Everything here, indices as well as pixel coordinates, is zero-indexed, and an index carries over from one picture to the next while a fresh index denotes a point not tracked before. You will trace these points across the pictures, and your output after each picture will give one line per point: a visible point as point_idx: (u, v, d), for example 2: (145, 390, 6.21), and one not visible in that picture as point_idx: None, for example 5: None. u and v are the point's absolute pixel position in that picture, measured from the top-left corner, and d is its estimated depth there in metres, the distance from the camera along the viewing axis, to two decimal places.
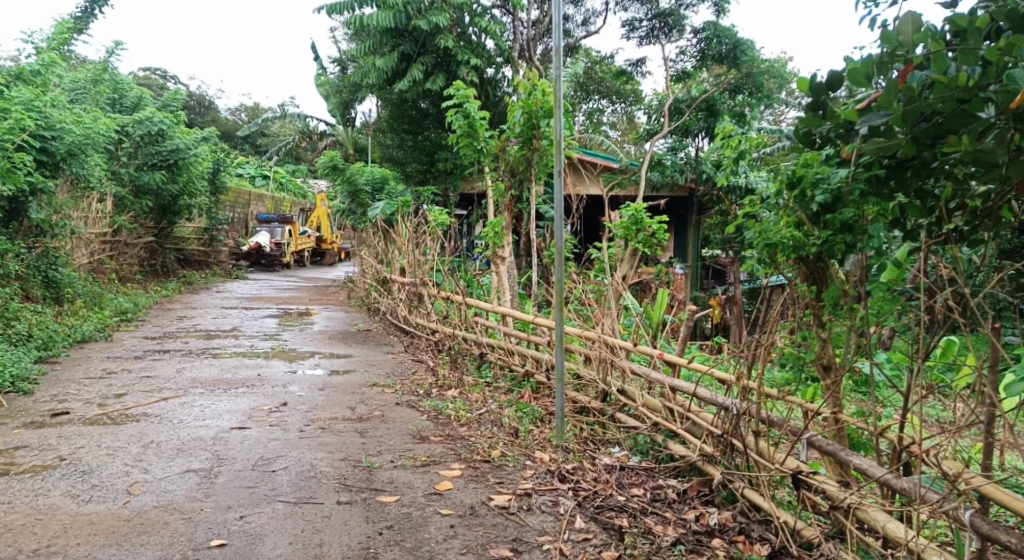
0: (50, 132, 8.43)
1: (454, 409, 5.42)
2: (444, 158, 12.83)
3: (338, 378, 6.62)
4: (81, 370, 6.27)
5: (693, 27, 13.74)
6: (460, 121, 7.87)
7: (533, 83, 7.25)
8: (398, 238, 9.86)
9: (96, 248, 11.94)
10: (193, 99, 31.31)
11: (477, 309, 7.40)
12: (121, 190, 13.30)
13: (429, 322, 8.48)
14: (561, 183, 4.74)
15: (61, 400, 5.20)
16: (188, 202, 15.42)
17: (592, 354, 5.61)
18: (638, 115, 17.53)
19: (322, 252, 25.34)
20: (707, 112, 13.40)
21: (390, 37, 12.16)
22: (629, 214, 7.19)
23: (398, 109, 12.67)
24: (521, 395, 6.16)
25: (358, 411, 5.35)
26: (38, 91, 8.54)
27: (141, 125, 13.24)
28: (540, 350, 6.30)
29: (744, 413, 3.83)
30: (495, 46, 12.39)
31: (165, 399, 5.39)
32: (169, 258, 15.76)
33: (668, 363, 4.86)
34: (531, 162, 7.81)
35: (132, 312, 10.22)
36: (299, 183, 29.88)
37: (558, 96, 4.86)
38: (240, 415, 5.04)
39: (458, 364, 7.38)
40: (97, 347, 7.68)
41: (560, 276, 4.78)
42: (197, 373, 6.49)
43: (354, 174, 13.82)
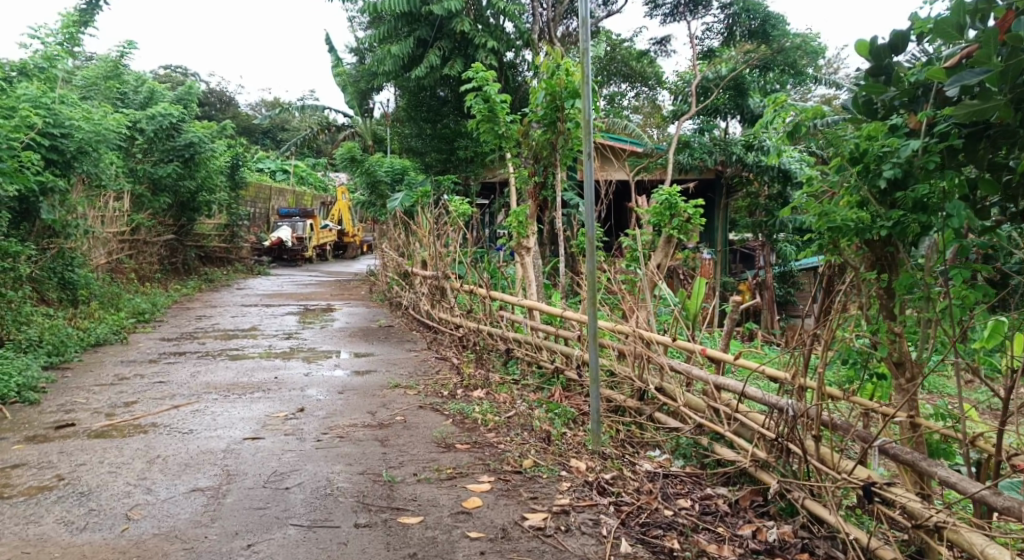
0: (59, 129, 8.22)
1: (481, 413, 5.09)
2: (465, 146, 12.45)
3: (358, 379, 6.32)
4: (93, 377, 6.04)
5: (720, 2, 13.22)
6: (480, 105, 7.59)
7: (556, 63, 6.84)
8: (419, 230, 9.54)
9: (114, 247, 11.77)
10: (212, 95, 31.24)
11: (502, 302, 7.05)
12: (138, 187, 13.13)
13: (452, 316, 8.14)
14: (591, 166, 4.35)
15: (68, 410, 4.95)
16: (207, 199, 15.23)
17: (627, 349, 5.25)
18: (662, 96, 17.02)
19: (344, 246, 25.15)
20: (735, 91, 12.81)
21: (406, 22, 11.82)
22: (662, 198, 6.70)
23: (416, 97, 12.35)
24: (551, 394, 5.81)
25: (379, 416, 5.03)
26: (45, 87, 8.33)
27: (153, 120, 13.00)
28: (571, 346, 5.95)
29: (802, 416, 3.43)
30: (515, 28, 11.98)
31: (177, 407, 5.12)
32: (190, 255, 15.60)
33: (710, 358, 4.51)
34: (554, 146, 7.29)
35: (149, 312, 10.03)
36: (320, 177, 29.70)
37: (584, 70, 4.46)
38: (254, 423, 4.75)
39: (484, 360, 7.04)
40: (112, 351, 7.46)
41: (591, 265, 4.39)
42: (212, 377, 6.23)
43: (373, 165, 13.51)
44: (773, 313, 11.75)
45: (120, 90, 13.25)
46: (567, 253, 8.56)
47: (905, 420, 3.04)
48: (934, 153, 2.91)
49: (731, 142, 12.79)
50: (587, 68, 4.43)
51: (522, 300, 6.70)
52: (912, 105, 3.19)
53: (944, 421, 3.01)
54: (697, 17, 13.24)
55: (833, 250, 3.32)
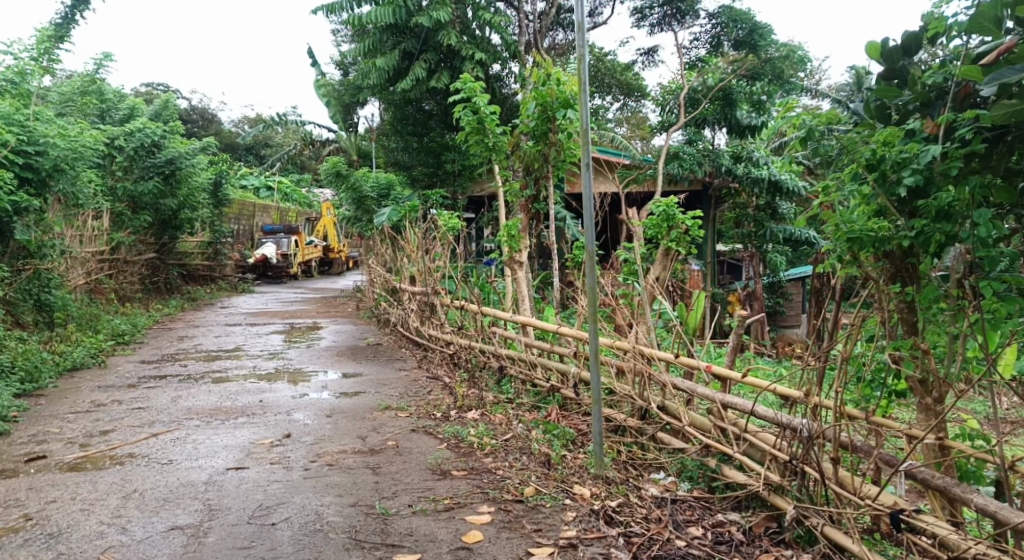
0: (33, 147, 7.98)
1: (476, 436, 4.86)
2: (452, 160, 12.27)
3: (348, 401, 6.08)
4: (68, 404, 5.77)
5: (706, 13, 13.21)
6: (468, 117, 7.44)
7: (547, 74, 6.70)
8: (406, 245, 9.33)
9: (93, 267, 11.47)
10: (195, 112, 30.99)
11: (494, 318, 6.83)
12: (118, 205, 12.84)
13: (442, 333, 7.91)
14: (589, 177, 4.17)
15: (40, 441, 4.68)
16: (189, 216, 14.95)
17: (626, 366, 5.07)
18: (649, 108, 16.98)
19: (329, 261, 24.90)
20: (723, 102, 12.65)
21: (391, 35, 11.69)
22: (661, 210, 6.62)
23: (402, 110, 12.20)
24: (548, 413, 5.60)
25: (371, 441, 4.80)
26: (19, 104, 8.08)
27: (133, 137, 12.72)
28: (566, 363, 5.76)
29: (818, 437, 3.28)
30: (501, 40, 11.88)
31: (156, 435, 4.87)
32: (172, 273, 15.30)
33: (716, 376, 4.34)
34: (547, 158, 7.13)
35: (129, 334, 9.73)
36: (304, 193, 29.44)
37: (578, 78, 4.28)
38: (238, 451, 4.51)
39: (477, 379, 6.82)
40: (89, 375, 7.17)
41: (590, 280, 4.20)
42: (194, 402, 5.96)
43: (358, 181, 13.22)
44: (764, 324, 11.90)
45: (99, 106, 12.98)
46: (560, 267, 8.37)
47: (934, 442, 2.87)
48: (955, 159, 2.77)
49: (718, 152, 12.74)
50: (583, 74, 4.25)
51: (515, 316, 6.50)
52: (928, 109, 3.04)
53: (973, 442, 2.85)
54: (683, 28, 13.17)
55: (852, 261, 3.14)
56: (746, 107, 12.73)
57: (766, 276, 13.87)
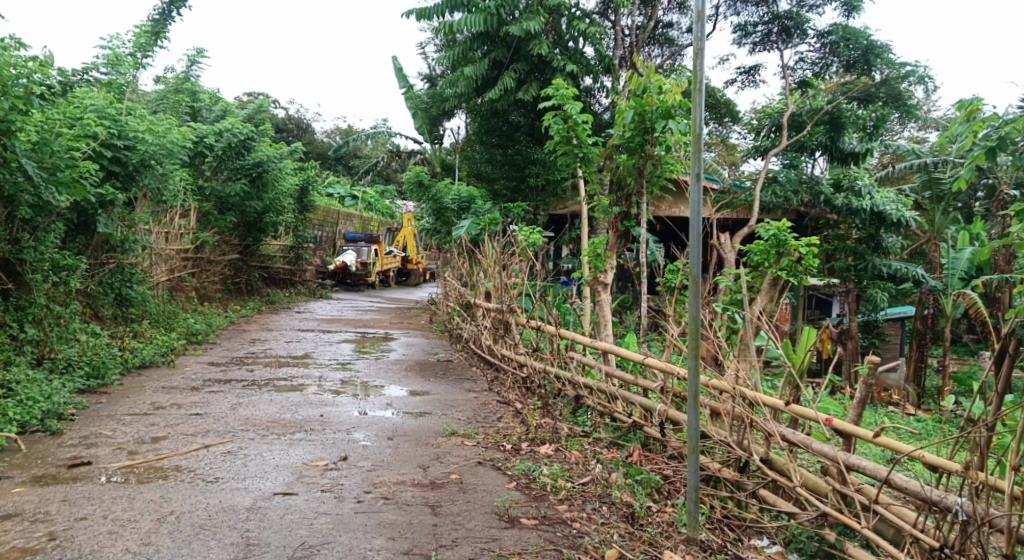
0: (123, 141, 8.00)
1: (550, 476, 4.34)
2: (536, 174, 11.84)
3: (411, 422, 5.65)
4: (128, 404, 5.57)
5: (817, 30, 12.33)
6: (558, 126, 7.01)
7: (648, 80, 6.14)
8: (483, 260, 8.92)
9: (177, 265, 11.56)
10: (290, 121, 31.91)
11: (573, 342, 6.26)
12: (205, 205, 13.00)
13: (516, 354, 7.39)
14: (698, 191, 3.56)
15: (90, 444, 4.44)
16: (274, 219, 15.08)
17: (723, 409, 4.49)
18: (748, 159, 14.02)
19: (407, 272, 24.96)
20: (829, 126, 11.72)
21: (482, 43, 11.40)
22: (771, 234, 5.97)
23: (488, 122, 11.91)
24: (629, 454, 5.02)
25: (432, 472, 4.34)
26: (113, 98, 8.15)
27: (222, 136, 12.82)
28: (652, 398, 5.16)
29: (985, 524, 2.83)
30: (595, 53, 11.45)
31: (208, 447, 4.55)
32: (253, 275, 15.45)
33: (837, 431, 3.74)
34: (641, 173, 6.56)
35: (203, 334, 9.65)
36: (388, 204, 29.74)
37: (692, 77, 3.70)
38: (289, 473, 4.12)
39: (551, 406, 6.26)
40: (155, 374, 7.03)
41: (693, 310, 3.57)
42: (253, 411, 5.66)
43: (439, 192, 12.62)
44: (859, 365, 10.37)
45: (191, 105, 13.20)
46: (647, 291, 7.77)
47: None
48: None
49: (817, 181, 11.92)
50: (699, 73, 3.67)
51: (596, 341, 5.93)
52: None
53: None
54: (789, 47, 12.41)
55: None
56: (854, 134, 11.72)
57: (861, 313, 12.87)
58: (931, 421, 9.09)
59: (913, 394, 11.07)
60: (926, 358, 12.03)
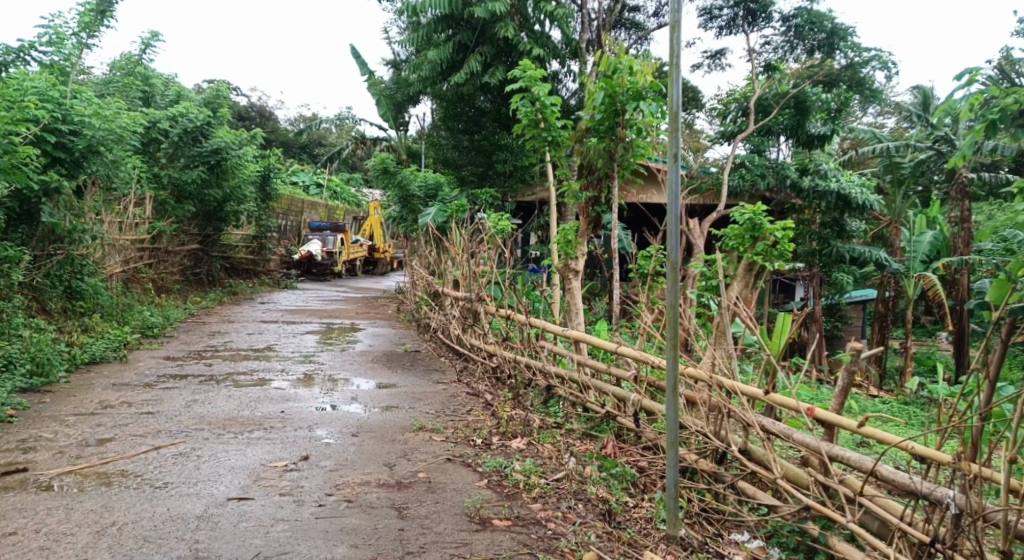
0: (68, 126, 7.57)
1: (523, 472, 4.16)
2: (503, 160, 11.63)
3: (378, 417, 5.42)
4: (73, 404, 5.25)
5: (782, 14, 12.25)
6: (526, 108, 6.79)
7: (618, 61, 5.91)
8: (451, 247, 8.68)
9: (132, 255, 11.11)
10: (253, 109, 31.16)
11: (544, 330, 6.07)
12: (161, 194, 12.52)
13: (485, 344, 7.19)
14: (675, 174, 3.35)
15: (29, 448, 4.16)
16: (235, 209, 14.63)
17: (700, 399, 4.35)
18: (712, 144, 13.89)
19: (374, 261, 24.58)
20: (795, 110, 11.62)
21: (446, 25, 11.13)
22: (746, 218, 5.86)
23: (453, 106, 11.63)
24: (603, 445, 4.86)
25: (398, 470, 4.14)
26: (57, 81, 7.74)
27: (176, 122, 12.32)
28: (625, 387, 5.00)
29: (980, 518, 2.73)
30: (562, 36, 11.24)
31: (158, 448, 4.28)
32: (215, 266, 14.99)
33: (819, 421, 3.62)
34: (612, 156, 6.36)
35: (158, 327, 9.28)
36: (353, 192, 29.23)
37: (668, 51, 3.48)
38: (245, 475, 3.88)
39: (522, 397, 6.07)
40: (106, 371, 6.68)
41: (671, 298, 3.39)
42: (210, 408, 5.38)
43: (405, 178, 12.26)
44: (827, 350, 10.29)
45: (144, 90, 12.67)
46: (618, 277, 7.61)
47: None
48: None
49: (783, 165, 11.84)
50: (675, 48, 3.45)
51: (567, 330, 5.75)
52: None
53: None
54: (755, 30, 12.34)
55: None
56: (819, 117, 11.57)
57: (825, 296, 12.95)
58: (896, 403, 9.13)
59: (876, 375, 11.12)
60: (887, 341, 12.14)
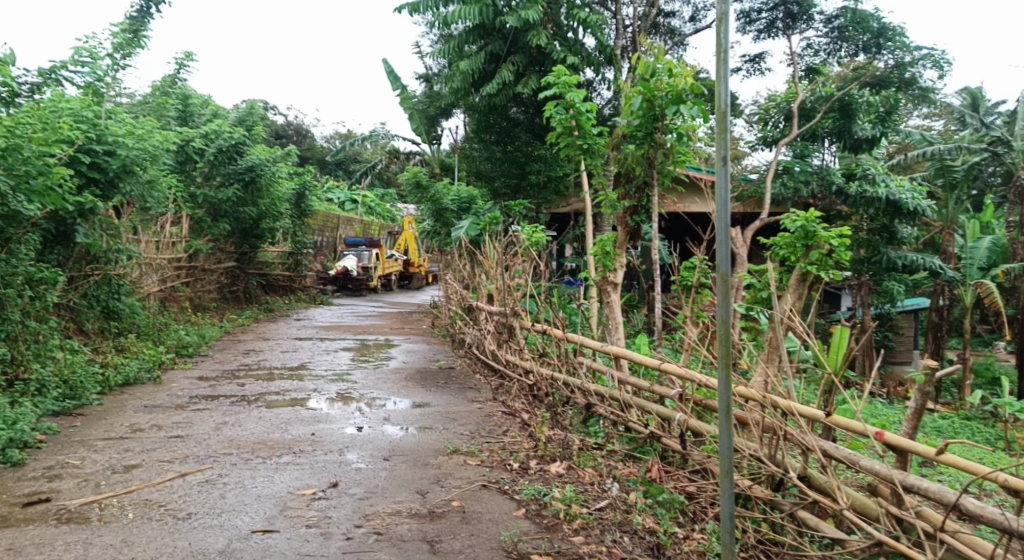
0: (102, 146, 7.60)
1: (564, 499, 3.93)
2: (537, 171, 11.44)
3: (410, 439, 5.23)
4: (104, 427, 5.17)
5: (824, 14, 11.85)
6: (560, 116, 6.59)
7: (656, 63, 5.69)
8: (485, 261, 8.48)
9: (169, 274, 11.17)
10: (290, 127, 31.56)
11: (582, 346, 5.81)
12: (198, 212, 12.60)
13: (521, 360, 6.95)
14: (724, 181, 3.05)
15: (54, 475, 4.06)
16: (271, 225, 14.70)
17: (752, 419, 4.05)
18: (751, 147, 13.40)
19: (409, 275, 24.59)
20: (840, 113, 11.22)
21: (479, 36, 11.02)
22: (798, 225, 5.58)
23: (487, 118, 11.49)
24: (647, 469, 4.58)
25: (431, 498, 3.93)
26: (92, 102, 7.78)
27: (211, 140, 12.35)
28: (669, 406, 4.71)
29: None
30: (597, 43, 11.04)
31: (184, 475, 4.14)
32: (251, 283, 15.07)
33: (890, 446, 3.31)
34: (651, 163, 6.10)
35: (193, 345, 9.24)
36: (388, 207, 29.34)
37: (716, 44, 3.16)
38: (272, 504, 3.72)
39: (560, 416, 5.81)
40: (139, 392, 6.62)
41: (722, 314, 2.96)
42: (240, 431, 5.24)
43: (439, 192, 12.05)
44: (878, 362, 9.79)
45: (181, 110, 12.78)
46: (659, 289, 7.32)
47: None
48: None
49: (828, 171, 11.42)
50: (723, 40, 3.13)
51: (606, 345, 5.48)
52: None
53: None
54: (795, 32, 12.00)
55: None
56: (866, 119, 11.19)
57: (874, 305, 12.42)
58: (956, 418, 8.63)
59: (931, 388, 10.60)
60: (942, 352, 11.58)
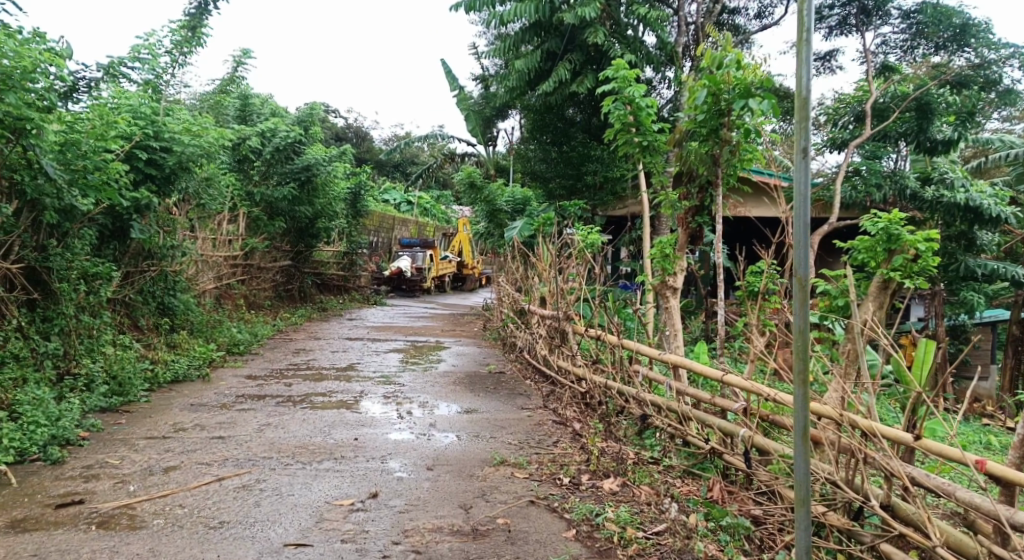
0: (159, 142, 7.59)
1: (618, 521, 3.64)
2: (593, 171, 11.13)
3: (455, 447, 5.00)
4: (148, 425, 5.11)
5: (902, 10, 11.18)
6: (619, 111, 6.28)
7: (723, 55, 5.32)
8: (538, 263, 8.20)
9: (224, 272, 11.28)
10: (350, 129, 31.95)
11: (637, 354, 5.47)
12: (255, 210, 12.70)
13: (573, 366, 6.66)
14: (804, 175, 2.71)
15: (92, 475, 3.99)
16: (326, 225, 14.75)
17: (827, 439, 3.67)
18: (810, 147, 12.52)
19: (462, 277, 24.54)
20: (917, 113, 10.53)
21: (535, 34, 10.77)
22: (881, 228, 5.14)
23: (542, 117, 11.24)
24: (708, 488, 4.24)
25: (475, 513, 3.70)
26: (153, 101, 7.84)
27: (269, 139, 12.40)
28: (733, 420, 4.34)
29: None
30: (658, 41, 10.65)
31: (221, 479, 4.01)
32: (306, 282, 15.17)
33: (993, 478, 2.92)
34: (716, 161, 5.72)
35: (245, 344, 9.25)
36: (444, 209, 29.36)
37: (797, 26, 2.81)
38: (307, 515, 3.55)
39: (613, 426, 5.50)
40: (187, 390, 6.61)
41: (799, 323, 2.63)
42: (283, 434, 5.10)
43: (492, 193, 11.73)
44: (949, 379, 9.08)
45: (239, 109, 12.88)
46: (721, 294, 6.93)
47: None
48: None
49: (901, 174, 10.81)
50: (806, 22, 2.78)
51: (664, 353, 5.14)
52: None
53: None
54: (870, 28, 11.36)
55: None
56: (945, 120, 10.36)
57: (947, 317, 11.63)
58: None
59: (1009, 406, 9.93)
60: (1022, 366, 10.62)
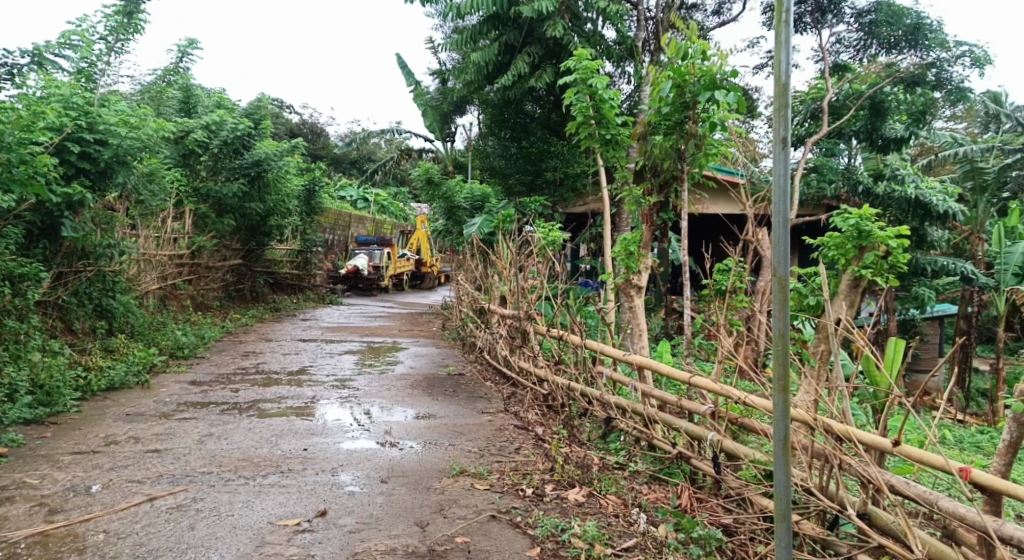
0: (93, 135, 7.12)
1: (584, 536, 3.41)
2: (553, 168, 10.99)
3: (411, 457, 4.72)
4: (76, 439, 4.72)
5: (857, 7, 11.12)
6: (581, 103, 6.08)
7: (688, 46, 5.17)
8: (498, 261, 7.96)
9: (169, 272, 10.77)
10: (305, 125, 31.21)
11: (601, 354, 5.26)
12: (202, 207, 12.17)
13: (535, 367, 6.43)
14: (781, 164, 2.47)
15: (7, 497, 3.62)
16: (278, 222, 14.26)
17: (800, 444, 3.50)
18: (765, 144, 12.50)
19: (421, 275, 24.17)
20: (871, 112, 10.64)
21: (493, 26, 10.50)
22: (849, 223, 5.03)
23: (500, 112, 11.00)
24: (676, 495, 4.05)
25: (431, 531, 3.44)
26: (86, 89, 7.35)
27: (216, 133, 11.87)
28: (701, 423, 4.15)
29: None
30: (617, 34, 10.52)
31: (154, 498, 3.67)
32: (258, 281, 14.66)
33: (977, 487, 2.77)
34: (681, 155, 5.56)
35: (191, 347, 8.80)
36: (402, 207, 28.91)
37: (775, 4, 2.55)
38: (247, 538, 3.24)
39: (577, 430, 5.28)
40: (123, 398, 6.19)
41: (778, 325, 2.34)
42: (226, 445, 4.76)
43: (450, 189, 11.43)
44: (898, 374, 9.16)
45: (183, 101, 12.30)
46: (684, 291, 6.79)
47: None
48: None
49: (856, 171, 10.89)
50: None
51: (629, 354, 4.93)
52: None
53: None
54: (824, 27, 11.38)
55: None
56: (898, 119, 10.53)
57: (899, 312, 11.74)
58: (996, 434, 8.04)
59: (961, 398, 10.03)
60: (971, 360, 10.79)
